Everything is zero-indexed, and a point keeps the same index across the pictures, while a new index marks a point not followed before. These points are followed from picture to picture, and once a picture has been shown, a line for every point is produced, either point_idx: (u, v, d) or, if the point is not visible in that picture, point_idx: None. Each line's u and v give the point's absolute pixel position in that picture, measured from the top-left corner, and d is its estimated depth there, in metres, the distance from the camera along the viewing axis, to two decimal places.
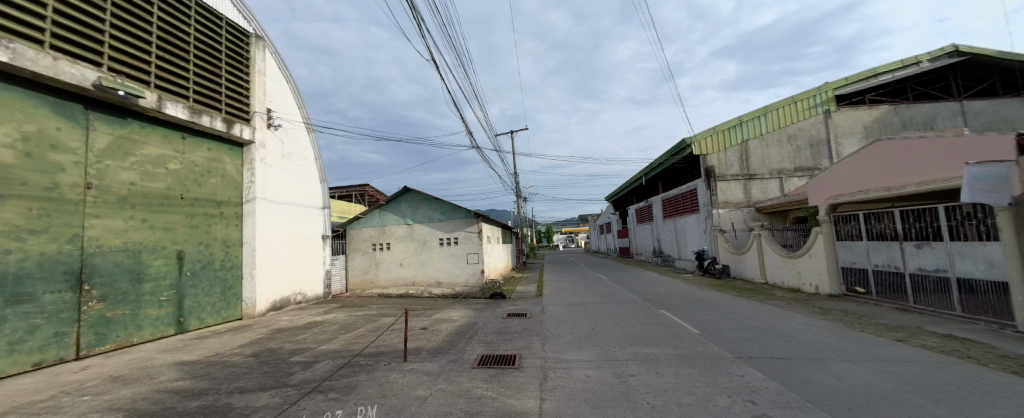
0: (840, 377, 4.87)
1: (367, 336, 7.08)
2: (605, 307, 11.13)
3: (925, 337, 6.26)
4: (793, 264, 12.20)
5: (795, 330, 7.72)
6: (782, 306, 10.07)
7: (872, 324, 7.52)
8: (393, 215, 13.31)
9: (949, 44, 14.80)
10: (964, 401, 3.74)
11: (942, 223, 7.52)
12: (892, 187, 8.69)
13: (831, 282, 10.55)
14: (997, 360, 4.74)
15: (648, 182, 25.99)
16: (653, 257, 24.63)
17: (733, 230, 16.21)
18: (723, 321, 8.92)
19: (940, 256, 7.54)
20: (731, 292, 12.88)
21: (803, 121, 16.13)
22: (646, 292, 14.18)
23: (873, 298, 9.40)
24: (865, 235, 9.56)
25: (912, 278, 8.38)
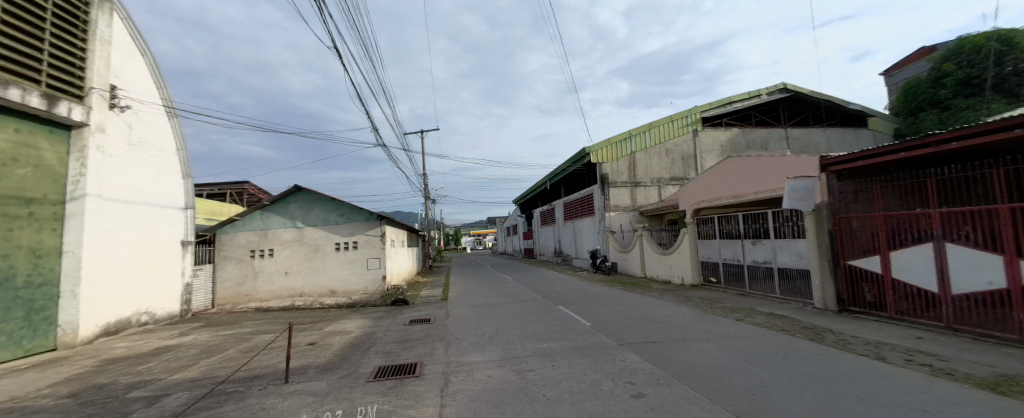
0: (696, 353, 5.78)
1: (240, 358, 6.06)
2: (508, 307, 11.45)
3: (755, 316, 7.81)
4: (665, 259, 14.12)
5: (665, 316, 8.93)
6: (658, 296, 11.54)
7: (721, 307, 9.10)
8: (279, 217, 11.75)
9: (779, 82, 18.95)
10: (778, 364, 4.76)
11: (770, 224, 9.50)
12: (738, 195, 10.67)
13: (693, 273, 12.45)
14: (801, 330, 6.13)
15: (552, 187, 27.66)
16: (555, 257, 26.29)
17: (621, 231, 18.17)
18: (609, 312, 9.86)
19: (769, 251, 9.55)
20: (618, 286, 14.40)
21: (678, 138, 18.75)
22: (547, 290, 15.00)
23: (722, 286, 11.39)
24: (718, 234, 11.56)
25: (749, 268, 10.40)
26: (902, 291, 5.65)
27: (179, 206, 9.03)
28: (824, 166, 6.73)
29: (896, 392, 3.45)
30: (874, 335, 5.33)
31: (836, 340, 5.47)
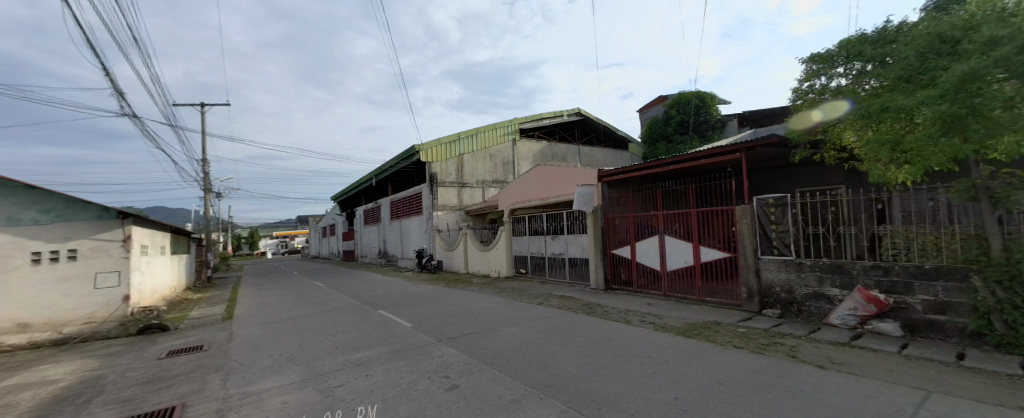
0: (505, 337, 6.43)
1: None
2: (316, 316, 9.96)
3: (551, 300, 9.40)
4: (485, 255, 15.25)
5: (482, 308, 9.59)
6: (478, 290, 12.30)
7: (527, 295, 10.48)
8: None
9: (573, 107, 22.62)
10: (561, 340, 6.02)
11: (565, 222, 11.58)
12: (545, 199, 12.57)
13: (507, 265, 13.84)
14: (582, 308, 8.27)
15: (378, 183, 26.04)
16: (379, 258, 24.78)
17: (447, 229, 18.68)
18: (431, 311, 9.86)
19: (563, 244, 11.63)
20: (441, 284, 14.63)
21: (500, 144, 20.59)
22: (367, 293, 13.89)
23: (530, 275, 13.08)
24: (527, 230, 13.20)
25: (548, 259, 12.28)
26: (640, 271, 9.11)
27: None
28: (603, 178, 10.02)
29: (632, 361, 4.85)
30: (627, 305, 8.21)
31: (606, 312, 7.77)
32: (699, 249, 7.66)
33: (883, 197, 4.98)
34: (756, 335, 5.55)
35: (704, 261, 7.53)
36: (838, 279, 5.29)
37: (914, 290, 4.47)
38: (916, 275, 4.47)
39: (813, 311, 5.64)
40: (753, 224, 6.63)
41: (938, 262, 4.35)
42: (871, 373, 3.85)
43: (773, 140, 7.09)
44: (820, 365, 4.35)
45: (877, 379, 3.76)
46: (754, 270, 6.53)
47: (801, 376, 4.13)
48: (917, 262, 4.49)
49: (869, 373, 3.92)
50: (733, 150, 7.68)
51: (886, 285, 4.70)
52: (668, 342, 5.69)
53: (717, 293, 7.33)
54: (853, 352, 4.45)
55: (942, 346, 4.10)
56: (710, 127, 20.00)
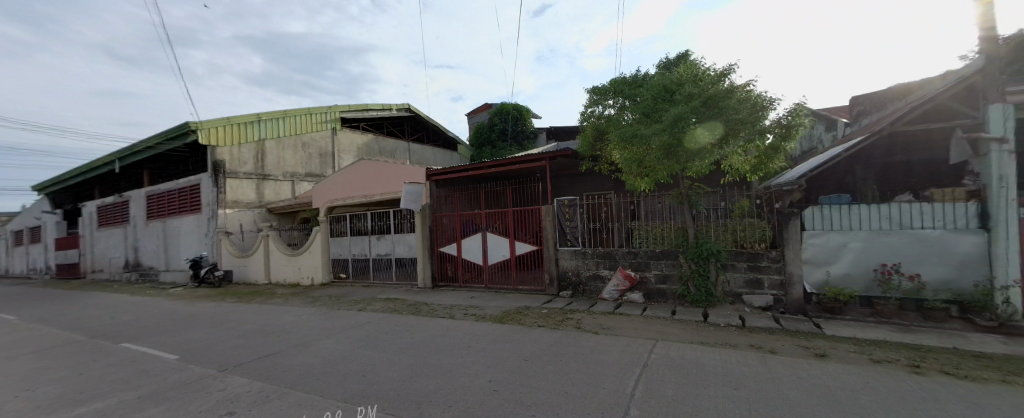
0: (314, 353, 5.48)
1: None
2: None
3: (374, 304, 8.79)
4: (294, 261, 12.92)
5: (288, 322, 8.05)
6: (281, 302, 10.24)
7: (346, 301, 9.45)
8: None
9: (403, 102, 20.46)
10: (387, 346, 5.55)
11: (392, 221, 11.05)
12: (369, 196, 11.67)
13: (324, 271, 12.15)
14: (410, 309, 7.97)
15: (126, 169, 18.71)
16: (124, 274, 17.68)
17: (240, 232, 14.94)
18: (211, 333, 7.61)
19: (389, 244, 11.08)
20: (229, 299, 11.52)
21: (316, 132, 17.55)
22: (97, 322, 9.65)
23: (351, 280, 11.89)
24: (349, 231, 11.93)
25: (373, 261, 11.50)
26: (465, 266, 9.62)
27: None
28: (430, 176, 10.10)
29: (454, 353, 5.01)
30: (452, 299, 8.53)
31: (431, 309, 7.83)
32: (514, 243, 8.66)
33: (633, 203, 7.08)
34: (555, 313, 6.87)
35: (518, 254, 8.61)
36: (606, 263, 7.44)
37: (651, 267, 6.94)
38: (652, 258, 6.94)
39: (592, 289, 7.62)
40: (554, 223, 8.08)
41: (663, 247, 6.93)
42: (625, 333, 5.69)
43: (568, 152, 8.68)
44: (595, 331, 5.91)
45: (631, 338, 5.54)
46: (554, 259, 8.04)
47: (583, 342, 5.41)
48: (652, 249, 7.03)
49: (625, 333, 5.71)
50: (541, 158, 8.99)
51: (635, 264, 7.12)
52: (486, 330, 6.21)
53: (528, 281, 8.55)
54: (615, 320, 6.26)
55: (662, 305, 6.64)
56: (525, 137, 22.89)
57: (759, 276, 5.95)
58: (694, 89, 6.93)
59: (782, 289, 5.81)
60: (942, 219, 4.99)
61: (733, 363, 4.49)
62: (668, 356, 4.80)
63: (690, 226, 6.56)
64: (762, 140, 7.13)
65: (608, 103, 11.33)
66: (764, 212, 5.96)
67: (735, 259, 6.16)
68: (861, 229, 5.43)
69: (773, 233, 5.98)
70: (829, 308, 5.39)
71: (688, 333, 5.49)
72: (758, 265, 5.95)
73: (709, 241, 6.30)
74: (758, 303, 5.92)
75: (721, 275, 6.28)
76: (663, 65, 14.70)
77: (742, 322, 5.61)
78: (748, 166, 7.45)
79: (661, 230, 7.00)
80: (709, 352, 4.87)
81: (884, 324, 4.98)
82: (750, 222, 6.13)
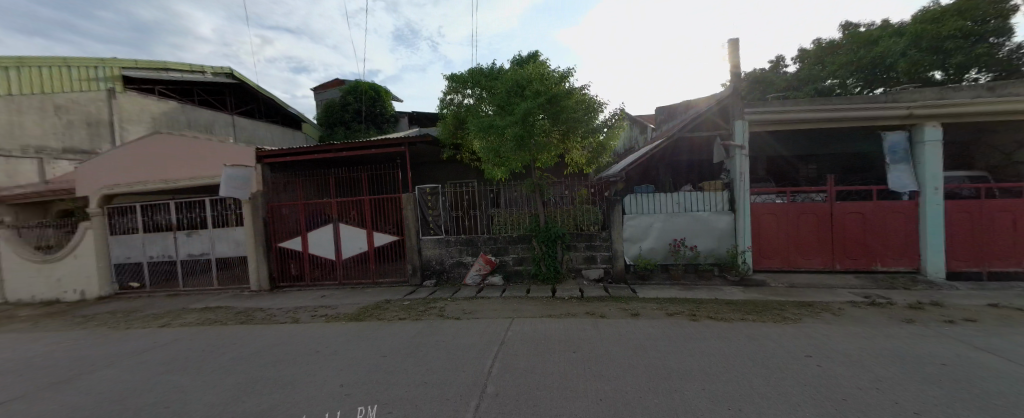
0: (85, 384, 3.94)
1: None
2: None
3: (187, 315, 6.58)
4: (46, 270, 8.34)
5: (30, 357, 5.16)
6: (11, 328, 6.54)
7: (141, 317, 6.76)
8: None
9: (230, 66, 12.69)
10: (210, 366, 4.27)
11: (208, 213, 8.04)
12: (169, 179, 8.03)
13: (100, 280, 8.24)
14: (235, 317, 6.34)
15: None
16: None
17: None
18: None
19: (205, 241, 8.09)
20: None
21: (75, 94, 9.57)
22: None
23: (150, 290, 8.40)
24: (142, 226, 8.31)
25: (181, 265, 8.28)
26: (313, 262, 7.93)
27: None
28: (260, 159, 7.80)
29: (299, 361, 4.25)
30: (293, 303, 6.82)
31: (263, 317, 6.21)
32: (372, 234, 7.56)
33: (495, 191, 7.26)
34: (417, 303, 6.25)
35: (376, 245, 7.56)
36: (469, 249, 7.28)
37: (509, 251, 7.18)
38: (509, 242, 7.19)
39: (457, 276, 7.33)
40: (415, 211, 7.36)
41: (518, 233, 7.21)
42: (487, 314, 5.62)
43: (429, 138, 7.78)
44: (457, 317, 5.59)
45: (491, 318, 5.46)
46: (417, 249, 7.39)
47: (445, 329, 5.14)
48: (508, 234, 7.23)
49: (486, 315, 5.58)
50: (397, 144, 7.91)
51: (496, 249, 7.22)
52: (333, 331, 5.32)
53: (389, 273, 7.59)
54: (476, 304, 6.06)
55: (520, 285, 6.99)
56: (383, 120, 18.73)
57: (593, 253, 7.08)
58: (540, 86, 6.96)
59: (609, 263, 7.08)
60: (708, 204, 7.07)
61: (571, 329, 5.09)
62: (521, 332, 4.96)
63: (540, 212, 7.07)
64: (595, 137, 7.62)
65: (468, 93, 9.57)
66: (597, 199, 7.12)
67: (576, 240, 7.09)
68: (661, 213, 7.10)
69: (602, 217, 7.17)
70: (639, 274, 7.02)
71: (537, 306, 5.94)
72: (593, 244, 7.05)
73: (557, 226, 7.00)
74: (593, 276, 7.01)
75: (565, 254, 7.12)
76: (513, 62, 15.38)
77: (581, 293, 6.56)
78: (584, 160, 8.03)
79: (517, 217, 7.25)
80: (553, 322, 5.37)
81: (675, 284, 6.74)
82: (587, 208, 7.15)
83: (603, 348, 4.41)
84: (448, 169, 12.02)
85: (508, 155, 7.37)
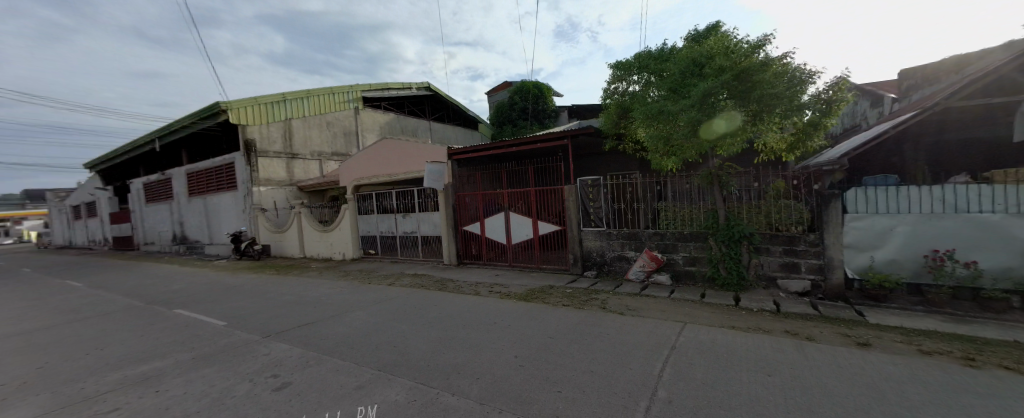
0: (348, 322, 5.63)
1: None
2: (62, 328, 6.31)
3: (403, 279, 8.51)
4: (325, 236, 12.22)
5: (323, 296, 7.67)
6: (314, 275, 9.90)
7: (377, 276, 9.13)
8: None
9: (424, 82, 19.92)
10: (421, 320, 5.49)
11: (416, 200, 10.17)
12: (392, 173, 10.73)
13: (353, 245, 11.48)
14: (436, 283, 7.88)
15: (163, 148, 18.28)
16: (171, 247, 18.03)
17: (275, 208, 14.37)
18: (251, 304, 7.37)
19: (413, 222, 10.26)
20: (262, 272, 11.11)
21: (338, 112, 16.66)
22: (147, 292, 9.59)
23: (380, 256, 11.20)
24: (376, 208, 11.10)
25: (399, 239, 10.73)
26: (488, 244, 8.80)
27: None
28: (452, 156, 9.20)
29: (480, 329, 4.91)
30: (476, 277, 7.90)
31: (453, 286, 7.45)
32: (537, 223, 7.75)
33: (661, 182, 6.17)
34: (580, 292, 6.22)
35: (541, 234, 7.76)
36: (632, 244, 6.55)
37: (678, 249, 5.88)
38: (677, 239, 5.93)
39: (618, 270, 6.69)
40: (577, 203, 7.09)
41: (689, 230, 5.94)
42: (651, 314, 4.85)
43: (590, 130, 7.95)
44: (619, 312, 5.15)
45: (656, 320, 4.64)
46: (578, 239, 7.14)
47: (607, 322, 4.82)
48: (677, 230, 6.11)
49: (650, 314, 4.84)
50: (562, 136, 8.02)
51: (662, 246, 6.08)
52: (506, 306, 5.95)
53: (552, 260, 7.73)
54: (646, 301, 5.39)
55: (692, 288, 5.71)
56: (546, 116, 19.66)
57: (796, 258, 4.78)
58: (726, 57, 4.63)
59: (821, 273, 4.65)
60: (1003, 200, 3.83)
61: (760, 346, 3.56)
62: (696, 339, 3.99)
63: (716, 208, 5.31)
64: (808, 110, 4.71)
65: (635, 80, 8.93)
66: (802, 193, 4.74)
67: (768, 242, 4.97)
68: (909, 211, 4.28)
69: (811, 215, 4.77)
70: (870, 295, 4.28)
71: (713, 312, 4.52)
72: (794, 247, 4.77)
73: (741, 222, 5.06)
74: (793, 289, 4.70)
75: (752, 258, 5.10)
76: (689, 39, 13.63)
77: (777, 308, 4.51)
78: (784, 145, 5.37)
79: (688, 212, 5.97)
80: (734, 335, 3.94)
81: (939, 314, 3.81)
82: (784, 204, 4.91)
83: (817, 378, 2.86)
84: (610, 160, 11.68)
85: (681, 144, 5.21)
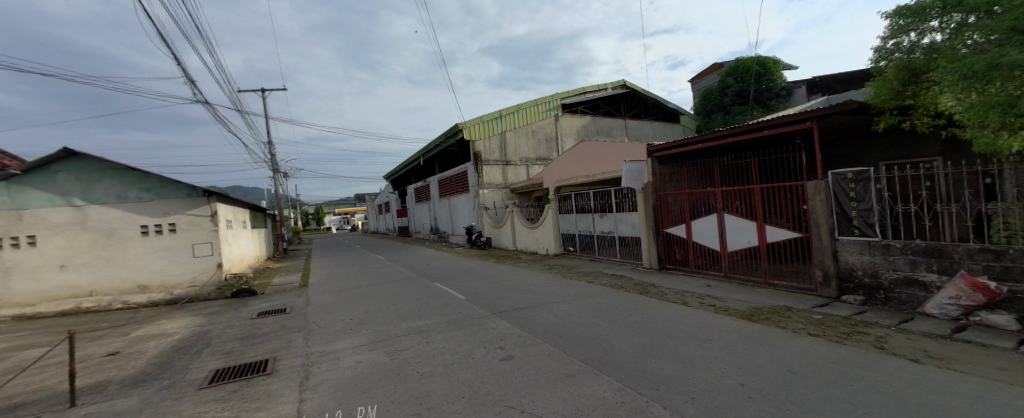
0: (553, 313, 5.77)
1: (45, 375, 4.07)
2: (381, 287, 9.51)
3: (602, 279, 8.15)
4: (532, 233, 13.65)
5: (533, 285, 8.40)
6: (523, 266, 11.23)
7: (577, 272, 9.34)
8: (41, 192, 7.05)
9: (620, 79, 19.80)
10: (618, 322, 5.06)
11: (612, 200, 9.91)
12: (589, 174, 10.73)
13: (555, 242, 12.33)
14: (633, 286, 7.11)
15: (425, 162, 24.82)
16: (429, 235, 24.38)
17: (494, 208, 17.14)
18: (481, 284, 8.95)
19: (610, 223, 10.04)
20: (488, 259, 13.49)
21: (542, 121, 18.41)
22: (420, 267, 13.32)
23: (578, 254, 11.57)
24: (574, 209, 11.52)
25: (597, 238, 10.75)
26: (697, 250, 7.34)
27: None
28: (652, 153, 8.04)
29: (691, 339, 3.94)
30: (683, 286, 6.58)
31: (657, 293, 6.47)
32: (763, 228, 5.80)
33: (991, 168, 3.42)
34: (836, 322, 3.80)
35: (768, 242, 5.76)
36: (936, 262, 3.64)
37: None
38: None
39: (903, 300, 3.89)
40: (829, 204, 4.74)
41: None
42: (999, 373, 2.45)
43: (855, 105, 4.92)
44: (916, 360, 2.84)
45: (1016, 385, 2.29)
46: (829, 252, 4.59)
47: (907, 370, 2.63)
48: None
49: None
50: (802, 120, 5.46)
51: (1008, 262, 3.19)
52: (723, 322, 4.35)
53: (788, 275, 5.71)
54: (973, 353, 2.81)
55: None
56: (773, 95, 15.93)
57: None
58: None
59: None
60: None
61: None
62: None
63: None
64: None
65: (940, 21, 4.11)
66: None
67: None
68: None
69: None
70: None
71: None
72: None
73: None
74: None
75: None
76: None
77: None
78: None
79: None
80: None
81: None
82: None
83: None
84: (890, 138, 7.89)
85: None
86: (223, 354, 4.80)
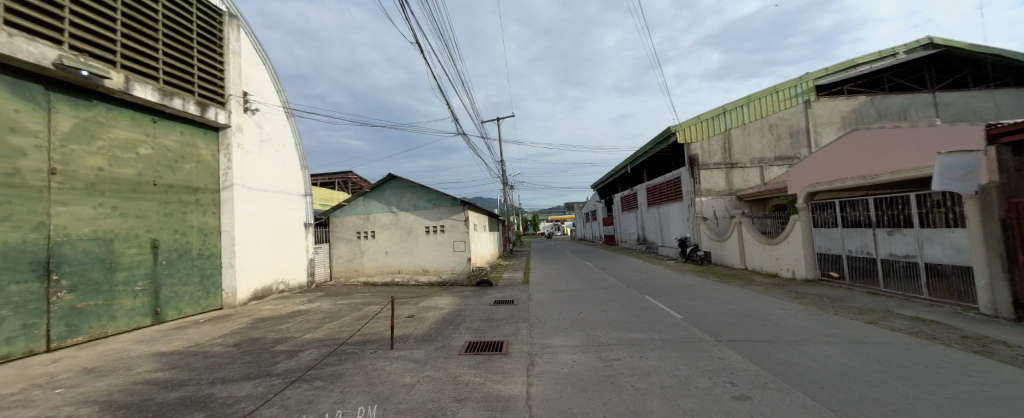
0: (809, 353, 3.96)
1: (353, 325, 6.07)
2: (593, 294, 9.59)
3: (894, 320, 4.89)
4: (770, 250, 10.82)
5: (773, 314, 6.45)
6: (757, 289, 9.02)
7: (845, 307, 6.45)
8: (378, 203, 10.92)
9: (926, 35, 13.64)
10: (955, 385, 2.82)
11: (912, 211, 6.54)
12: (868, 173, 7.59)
13: (806, 265, 9.21)
14: (958, 340, 3.85)
15: (633, 171, 24.16)
16: (637, 245, 23.48)
17: (715, 217, 14.63)
18: (702, 304, 7.69)
19: (909, 242, 6.60)
20: (710, 277, 11.60)
21: (784, 111, 14.75)
22: (630, 277, 12.90)
23: (845, 284, 8.23)
24: (839, 222, 8.29)
25: (881, 264, 7.31)
26: None
27: (284, 148, 8.97)
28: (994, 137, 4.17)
29: None
30: None
31: (1013, 356, 3.33)
32: None
33: None
34: None
35: None
36: None
37: None
38: None
39: None
40: None
41: None
42: None
43: None
44: None
45: None
46: None
47: None
48: None
49: None
50: None
51: None
52: None
53: None
54: None
55: None
56: None
57: None
58: None
59: None
60: None
61: None
62: None
63: None
64: None
65: None
66: None
67: None
68: None
69: None
70: None
71: None
72: None
73: None
74: None
75: None
76: None
77: None
78: None
79: None
80: None
81: None
82: None
83: None
84: None
85: None
86: (473, 330, 5.97)
